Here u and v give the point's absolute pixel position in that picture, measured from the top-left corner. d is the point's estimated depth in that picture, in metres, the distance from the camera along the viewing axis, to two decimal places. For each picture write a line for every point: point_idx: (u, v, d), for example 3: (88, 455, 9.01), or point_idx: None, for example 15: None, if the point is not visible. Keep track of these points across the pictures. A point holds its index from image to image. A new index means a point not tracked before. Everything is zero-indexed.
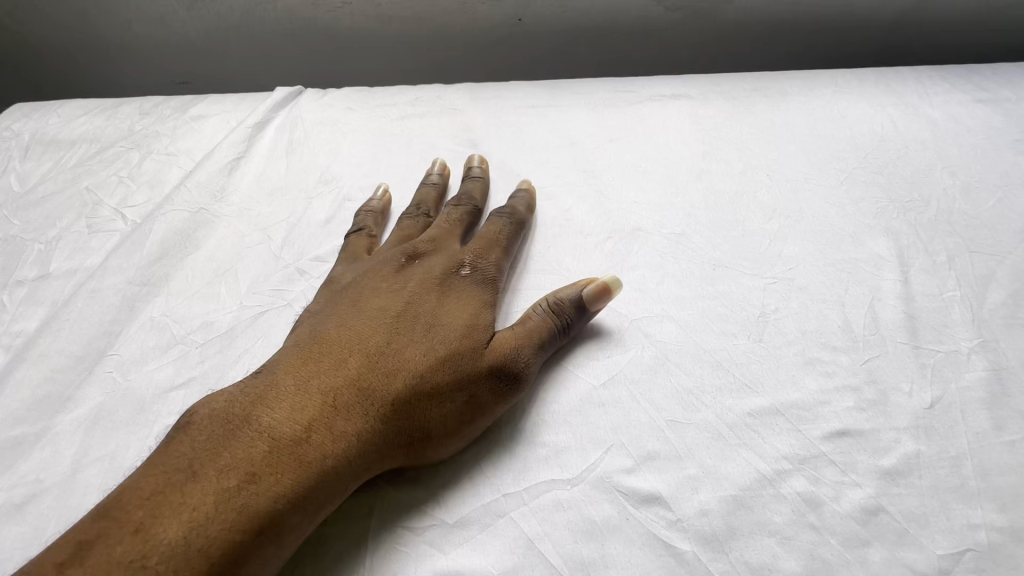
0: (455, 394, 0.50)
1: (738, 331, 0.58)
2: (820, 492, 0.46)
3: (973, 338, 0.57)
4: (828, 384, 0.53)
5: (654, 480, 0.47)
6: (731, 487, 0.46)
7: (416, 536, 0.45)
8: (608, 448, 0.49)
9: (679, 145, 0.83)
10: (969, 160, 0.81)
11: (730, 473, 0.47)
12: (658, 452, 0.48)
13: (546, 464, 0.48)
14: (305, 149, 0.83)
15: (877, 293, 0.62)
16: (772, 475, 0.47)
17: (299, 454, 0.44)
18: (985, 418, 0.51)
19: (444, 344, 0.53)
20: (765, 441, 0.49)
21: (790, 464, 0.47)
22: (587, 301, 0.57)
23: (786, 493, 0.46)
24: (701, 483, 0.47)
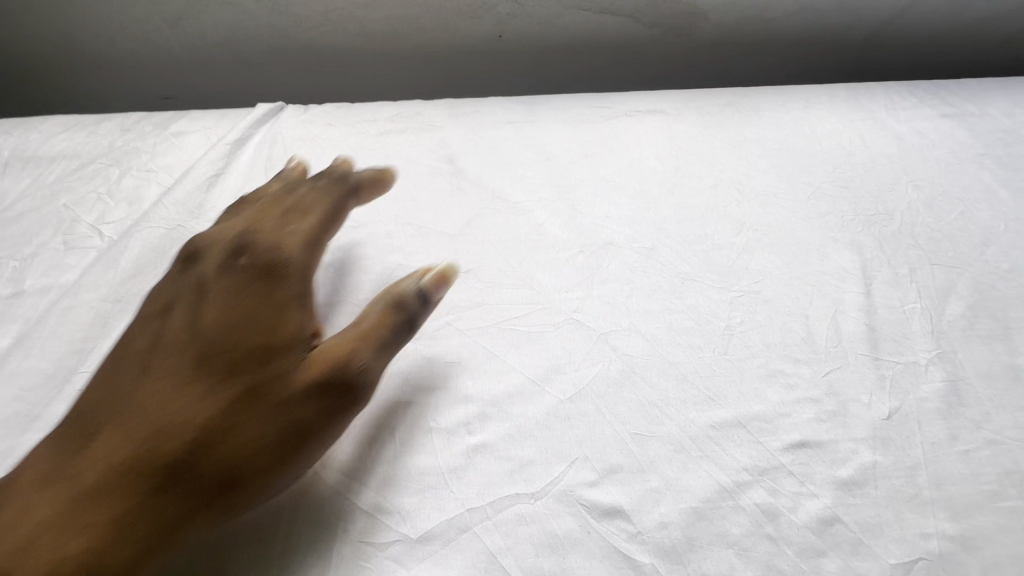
0: (260, 428, 0.47)
1: (704, 343, 0.59)
2: (778, 503, 0.47)
3: (932, 350, 0.59)
4: (790, 397, 0.54)
5: (617, 492, 0.48)
6: (692, 499, 0.47)
7: (379, 551, 0.46)
8: (572, 461, 0.49)
9: (652, 160, 0.85)
10: (933, 174, 0.83)
11: (691, 485, 0.48)
12: (622, 465, 0.49)
13: (511, 477, 0.49)
14: (284, 166, 0.85)
15: (841, 306, 0.63)
16: (732, 487, 0.48)
17: (46, 550, 0.42)
18: (940, 428, 0.52)
19: (230, 374, 0.48)
20: (726, 452, 0.50)
21: (749, 476, 0.48)
22: (428, 294, 0.56)
23: (745, 505, 0.47)
24: (662, 495, 0.47)
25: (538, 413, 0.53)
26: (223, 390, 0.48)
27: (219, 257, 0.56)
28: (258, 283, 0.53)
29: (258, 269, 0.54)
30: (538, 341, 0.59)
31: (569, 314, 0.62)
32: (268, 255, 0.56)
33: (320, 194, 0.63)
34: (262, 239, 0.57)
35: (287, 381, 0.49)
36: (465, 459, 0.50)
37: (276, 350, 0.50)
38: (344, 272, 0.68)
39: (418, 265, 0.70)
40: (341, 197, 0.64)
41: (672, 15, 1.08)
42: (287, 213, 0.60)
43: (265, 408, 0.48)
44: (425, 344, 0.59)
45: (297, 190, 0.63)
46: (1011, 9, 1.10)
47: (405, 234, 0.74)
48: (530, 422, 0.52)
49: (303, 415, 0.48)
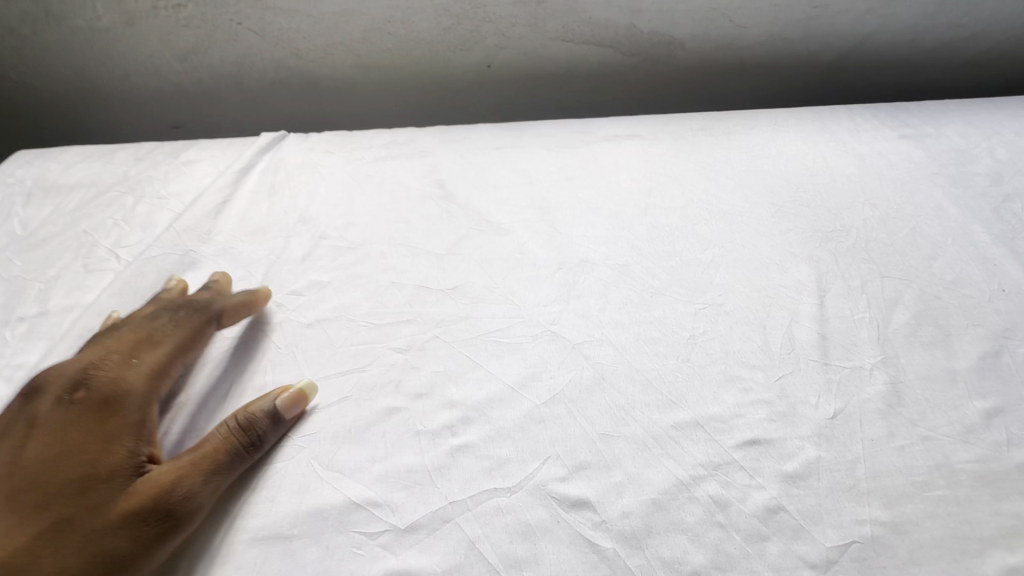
0: (61, 561, 0.47)
1: (668, 352, 0.65)
2: (728, 494, 0.52)
3: (877, 355, 0.64)
4: (744, 399, 0.60)
5: (585, 486, 0.53)
6: (652, 492, 0.53)
7: (371, 540, 0.51)
8: (545, 458, 0.55)
9: (628, 182, 0.92)
10: (889, 192, 0.89)
11: (651, 479, 0.53)
12: (590, 462, 0.55)
13: (490, 472, 0.54)
14: (286, 192, 0.92)
15: (796, 316, 0.69)
16: (688, 480, 0.53)
17: None
18: (880, 426, 0.57)
19: (45, 505, 0.49)
20: (684, 450, 0.55)
21: (704, 470, 0.54)
22: (281, 410, 0.58)
23: (699, 496, 0.52)
24: (625, 488, 0.53)
25: (516, 416, 0.59)
26: (31, 525, 0.49)
27: (58, 388, 0.57)
28: (90, 414, 0.55)
29: (93, 400, 0.56)
30: (517, 351, 0.65)
31: (546, 326, 0.68)
32: (111, 381, 0.58)
33: (183, 321, 0.66)
34: (105, 369, 0.59)
35: (100, 511, 0.49)
36: (449, 457, 0.56)
37: (98, 479, 0.51)
38: (341, 290, 0.74)
39: (409, 282, 0.75)
40: (204, 323, 0.67)
41: (650, 44, 1.16)
42: (142, 338, 0.63)
43: (70, 540, 0.48)
44: (414, 355, 0.65)
45: (160, 314, 0.66)
46: (967, 34, 1.17)
47: (398, 254, 0.80)
48: (508, 424, 0.58)
49: (111, 546, 0.48)
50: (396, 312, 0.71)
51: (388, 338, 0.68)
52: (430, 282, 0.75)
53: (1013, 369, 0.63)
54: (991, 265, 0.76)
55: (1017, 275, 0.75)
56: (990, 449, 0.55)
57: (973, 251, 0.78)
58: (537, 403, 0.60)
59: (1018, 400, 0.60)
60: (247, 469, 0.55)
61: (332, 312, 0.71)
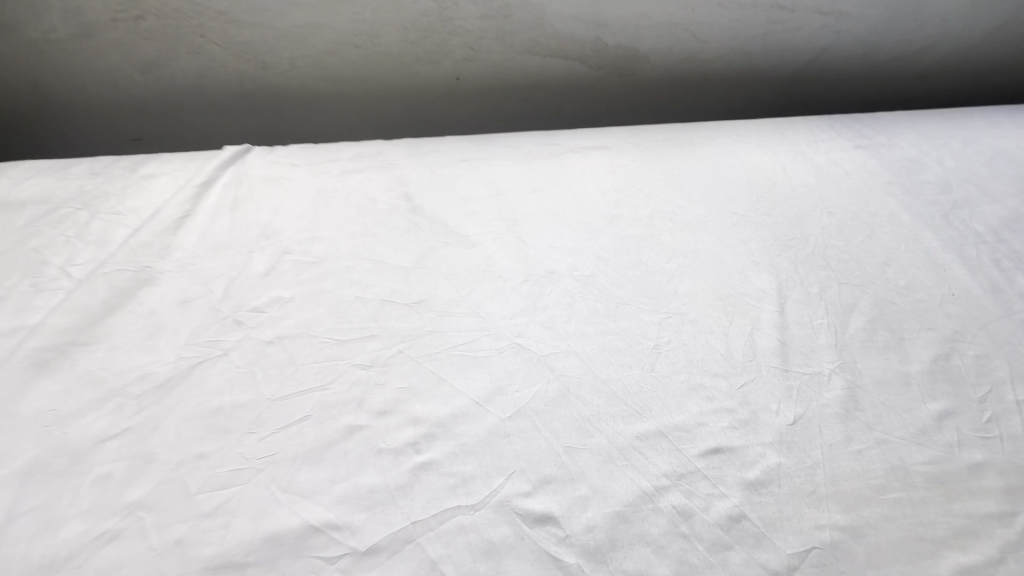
0: None
1: (632, 361, 0.65)
2: (692, 504, 0.52)
3: (835, 361, 0.66)
4: (707, 407, 0.60)
5: (550, 500, 0.53)
6: (616, 503, 0.52)
7: (331, 564, 0.50)
8: (509, 472, 0.55)
9: (595, 193, 0.93)
10: (845, 200, 0.92)
11: (616, 490, 0.53)
12: (555, 475, 0.54)
13: (454, 489, 0.54)
14: (249, 207, 0.90)
15: (757, 324, 0.70)
16: (652, 491, 0.53)
17: None
18: (838, 430, 0.58)
19: None
20: (648, 460, 0.56)
21: (668, 480, 0.54)
22: None
23: (663, 507, 0.52)
24: (589, 501, 0.52)
25: (482, 432, 0.58)
26: None
27: None
28: None
29: None
30: (483, 365, 0.65)
31: (512, 339, 0.68)
32: None
33: None
34: None
35: None
36: (412, 474, 0.55)
37: None
38: (304, 306, 0.73)
39: (374, 297, 0.74)
40: None
41: (615, 58, 1.18)
42: None
43: None
44: (378, 371, 0.64)
45: None
46: (914, 49, 1.23)
47: (363, 268, 0.79)
48: (473, 439, 0.57)
49: None
50: (360, 327, 0.70)
51: (352, 354, 0.66)
52: (395, 296, 0.74)
53: (963, 371, 0.65)
54: (941, 270, 0.79)
55: (966, 278, 0.77)
56: (943, 450, 0.57)
57: (925, 257, 0.81)
58: (502, 418, 0.59)
59: (968, 401, 0.62)
60: (199, 495, 0.53)
61: (294, 328, 0.70)
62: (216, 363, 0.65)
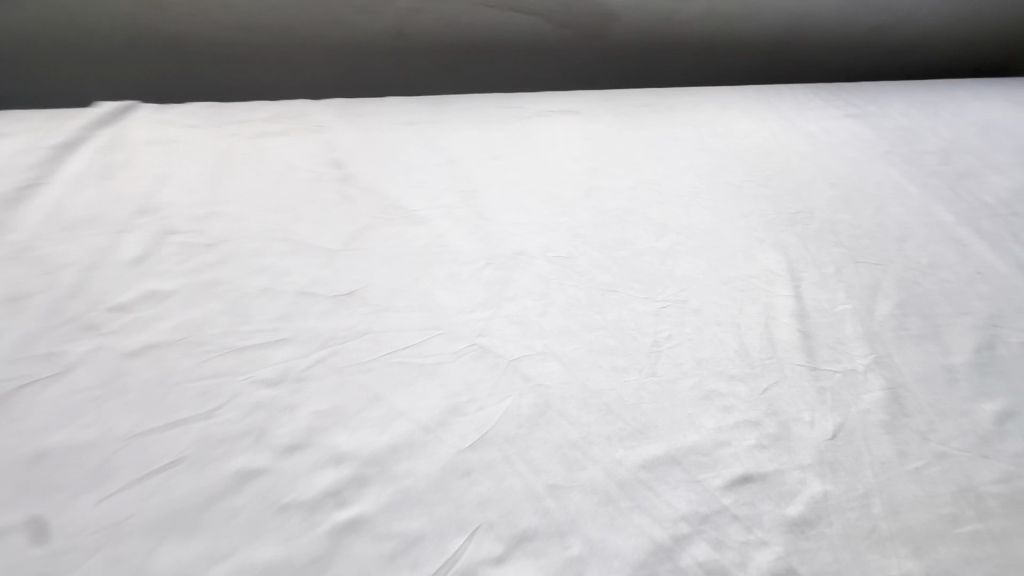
0: None
1: (628, 365, 0.51)
2: (723, 559, 0.39)
3: (868, 355, 0.54)
4: (726, 421, 0.47)
5: (531, 567, 0.38)
6: (621, 566, 0.38)
7: None
8: (471, 526, 0.39)
9: (567, 162, 0.78)
10: (846, 170, 0.82)
11: (620, 546, 0.39)
12: (535, 530, 0.39)
13: (393, 558, 0.37)
14: (125, 175, 0.69)
15: (772, 312, 0.58)
16: (669, 544, 0.39)
17: None
18: (887, 444, 0.46)
19: None
20: (660, 499, 0.41)
21: (688, 527, 0.40)
22: None
23: (685, 567, 0.38)
24: (586, 566, 0.38)
25: (433, 470, 0.42)
26: None
27: None
28: None
29: None
30: (433, 376, 0.49)
31: (472, 340, 0.52)
32: None
33: None
34: None
35: None
36: (331, 540, 0.38)
37: None
38: (189, 302, 0.54)
39: (288, 288, 0.56)
40: None
41: (583, 15, 1.04)
42: None
43: None
44: (288, 389, 0.47)
45: None
46: (896, 16, 1.15)
47: (276, 251, 0.61)
48: (420, 481, 0.41)
49: None
50: (267, 329, 0.52)
51: (252, 367, 0.48)
52: (317, 287, 0.56)
53: (1011, 362, 0.55)
54: (962, 246, 0.69)
55: (989, 255, 0.68)
56: (1012, 463, 0.46)
57: (942, 232, 0.71)
58: (461, 448, 0.44)
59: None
60: None
61: (172, 333, 0.51)
62: (48, 386, 0.46)
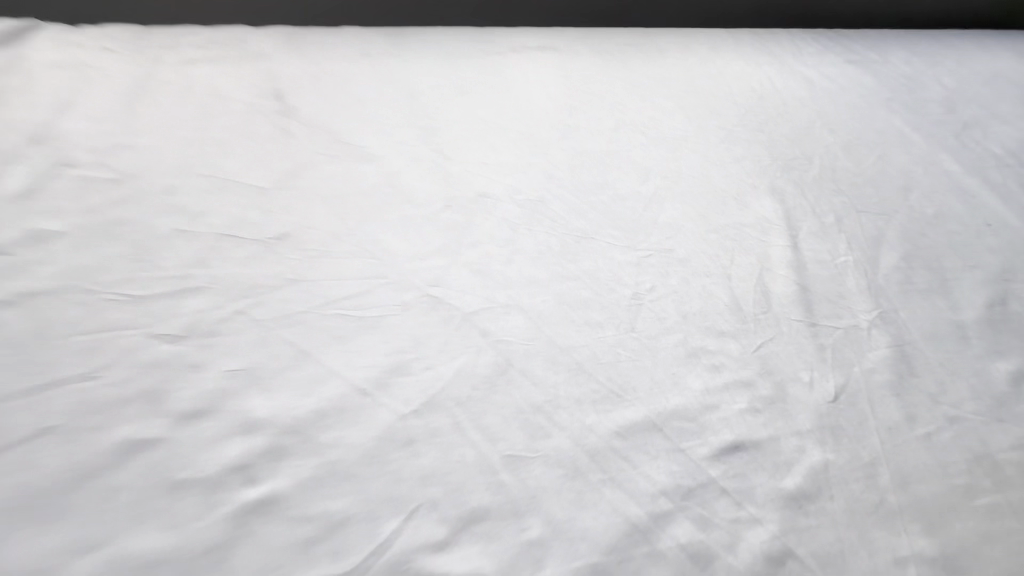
0: None
1: (604, 319, 0.44)
2: (710, 540, 0.33)
3: (872, 310, 0.48)
4: (715, 382, 0.41)
5: (479, 553, 0.32)
6: (588, 551, 0.32)
7: None
8: (407, 502, 0.33)
9: (542, 99, 0.69)
10: (846, 117, 0.75)
11: (587, 526, 0.33)
12: (486, 509, 0.33)
13: (309, 545, 0.31)
14: (16, 100, 0.58)
15: (766, 263, 0.51)
16: (646, 524, 0.33)
17: None
18: (895, 408, 0.41)
19: None
20: (637, 471, 0.35)
21: (669, 503, 0.34)
22: None
23: (665, 550, 0.32)
24: (546, 551, 0.32)
25: (365, 438, 0.35)
26: None
27: None
28: None
29: None
30: (375, 331, 0.41)
31: (423, 290, 0.44)
32: None
33: None
34: None
35: None
36: (232, 524, 0.31)
37: None
38: (82, 243, 0.45)
39: (207, 229, 0.47)
40: None
41: None
42: None
43: None
44: (195, 345, 0.39)
45: None
46: None
47: (195, 188, 0.51)
48: (348, 451, 0.34)
49: None
50: (176, 275, 0.43)
51: (153, 319, 0.40)
52: (242, 229, 0.48)
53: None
54: (969, 198, 0.63)
55: (998, 207, 0.62)
56: None
57: (949, 182, 0.65)
58: (401, 413, 0.37)
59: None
60: None
61: (57, 279, 0.42)
62: None
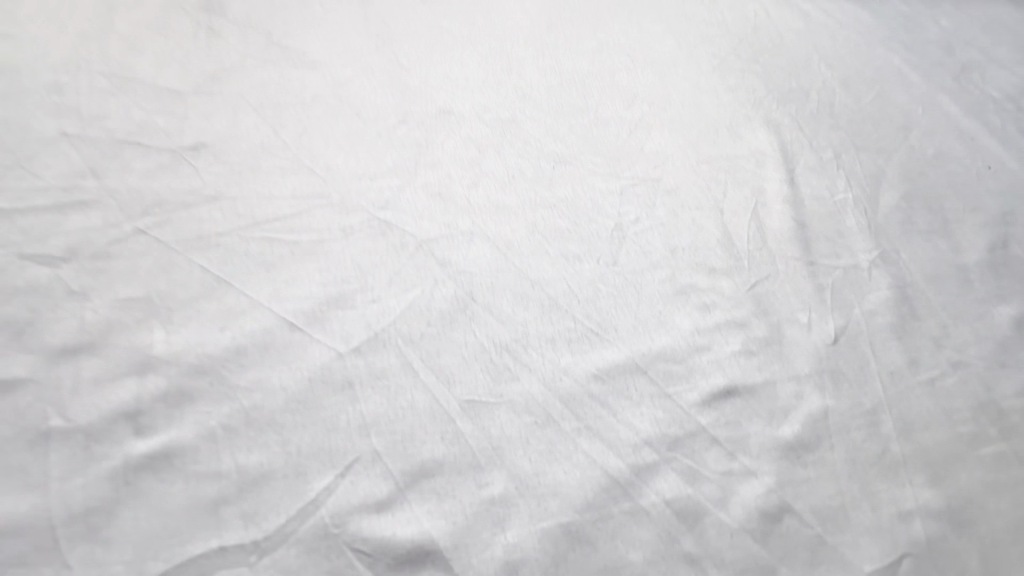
0: None
1: (583, 251, 0.38)
2: (699, 496, 0.28)
3: (873, 250, 0.44)
4: (706, 322, 0.36)
5: (431, 513, 0.27)
6: (559, 510, 0.27)
7: None
8: (342, 456, 0.27)
9: (517, 11, 0.60)
10: (844, 53, 0.69)
11: (560, 480, 0.28)
12: (438, 463, 0.28)
13: (216, 509, 0.26)
14: None
15: (762, 197, 0.46)
16: (627, 478, 0.28)
17: None
18: (897, 352, 0.37)
19: None
20: (618, 419, 0.30)
21: (653, 454, 0.29)
22: None
23: (648, 507, 0.28)
24: (509, 510, 0.27)
25: (296, 381, 0.29)
26: None
27: None
28: None
29: None
30: (310, 257, 0.34)
31: (372, 213, 0.38)
32: None
33: None
34: None
35: None
36: (124, 480, 0.26)
37: None
38: None
39: (103, 134, 0.39)
40: None
41: None
42: None
43: None
44: (81, 270, 0.32)
45: None
46: None
47: (89, 86, 0.42)
48: (272, 395, 0.29)
49: None
50: (60, 187, 0.35)
51: (26, 238, 0.32)
52: (148, 137, 0.39)
53: None
54: (968, 140, 0.59)
55: (998, 150, 0.59)
56: None
57: (948, 124, 0.61)
58: (340, 351, 0.31)
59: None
60: None
61: None
62: None
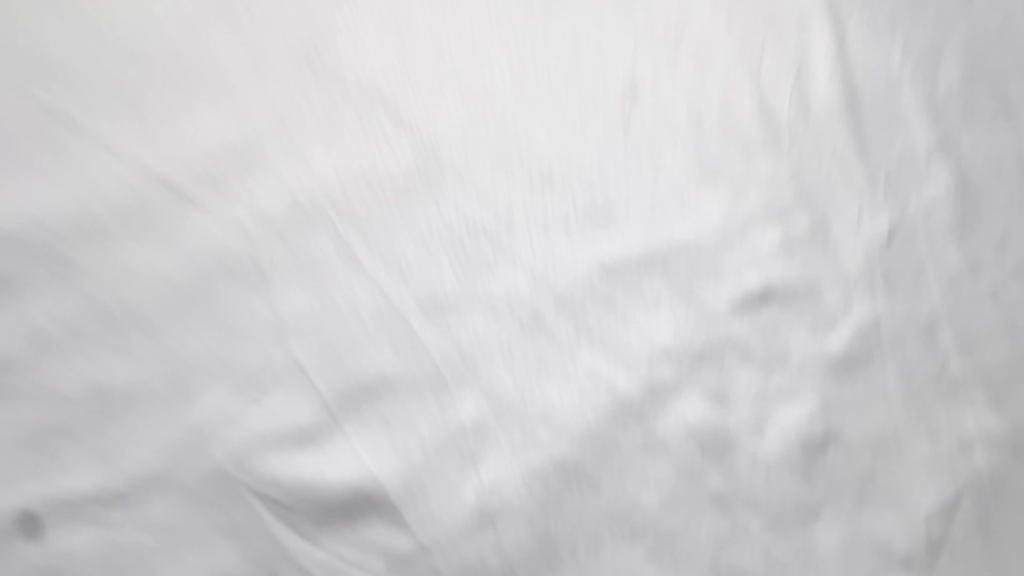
0: None
1: (586, 111, 0.29)
2: (727, 424, 0.23)
3: (945, 120, 0.34)
4: (739, 208, 0.28)
5: (375, 445, 0.21)
6: (550, 440, 0.22)
7: None
8: (262, 376, 0.22)
9: None
10: None
11: (548, 400, 0.22)
12: (388, 381, 0.22)
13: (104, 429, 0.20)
14: None
15: (815, 44, 0.35)
16: (634, 403, 0.23)
17: None
18: (955, 253, 0.30)
19: None
20: (626, 328, 0.24)
21: (669, 372, 0.23)
22: None
23: (661, 438, 0.22)
24: (485, 444, 0.21)
25: (207, 279, 0.23)
26: None
27: None
28: None
29: None
30: (211, 112, 0.26)
31: (294, 49, 0.27)
32: None
33: None
34: None
35: None
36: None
37: None
38: None
39: None
40: None
41: None
42: None
43: None
44: None
45: None
46: None
47: None
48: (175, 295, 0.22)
49: None
50: None
51: None
52: None
53: None
54: None
55: None
56: None
57: None
58: (257, 237, 0.23)
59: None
60: None
61: None
62: None
